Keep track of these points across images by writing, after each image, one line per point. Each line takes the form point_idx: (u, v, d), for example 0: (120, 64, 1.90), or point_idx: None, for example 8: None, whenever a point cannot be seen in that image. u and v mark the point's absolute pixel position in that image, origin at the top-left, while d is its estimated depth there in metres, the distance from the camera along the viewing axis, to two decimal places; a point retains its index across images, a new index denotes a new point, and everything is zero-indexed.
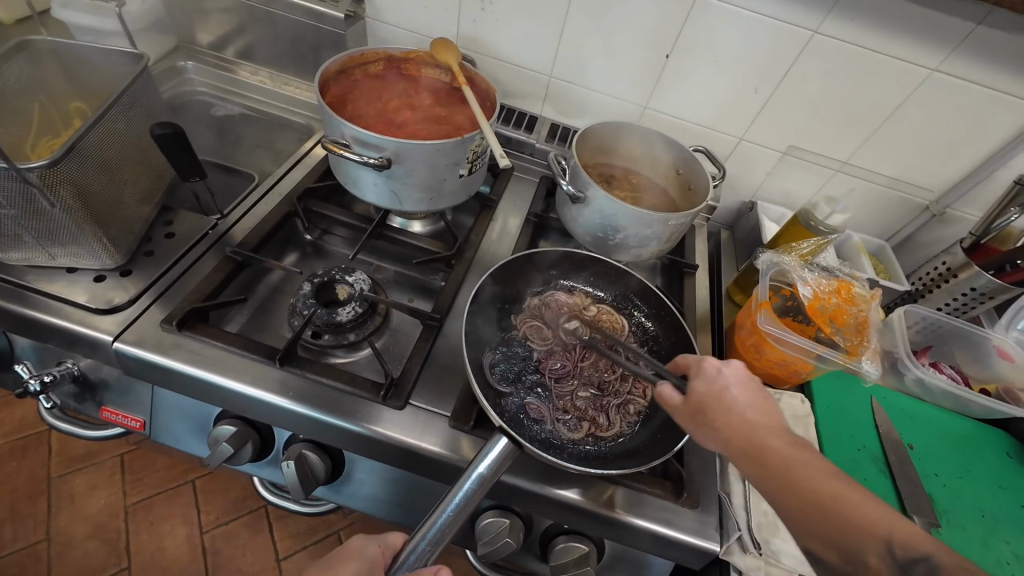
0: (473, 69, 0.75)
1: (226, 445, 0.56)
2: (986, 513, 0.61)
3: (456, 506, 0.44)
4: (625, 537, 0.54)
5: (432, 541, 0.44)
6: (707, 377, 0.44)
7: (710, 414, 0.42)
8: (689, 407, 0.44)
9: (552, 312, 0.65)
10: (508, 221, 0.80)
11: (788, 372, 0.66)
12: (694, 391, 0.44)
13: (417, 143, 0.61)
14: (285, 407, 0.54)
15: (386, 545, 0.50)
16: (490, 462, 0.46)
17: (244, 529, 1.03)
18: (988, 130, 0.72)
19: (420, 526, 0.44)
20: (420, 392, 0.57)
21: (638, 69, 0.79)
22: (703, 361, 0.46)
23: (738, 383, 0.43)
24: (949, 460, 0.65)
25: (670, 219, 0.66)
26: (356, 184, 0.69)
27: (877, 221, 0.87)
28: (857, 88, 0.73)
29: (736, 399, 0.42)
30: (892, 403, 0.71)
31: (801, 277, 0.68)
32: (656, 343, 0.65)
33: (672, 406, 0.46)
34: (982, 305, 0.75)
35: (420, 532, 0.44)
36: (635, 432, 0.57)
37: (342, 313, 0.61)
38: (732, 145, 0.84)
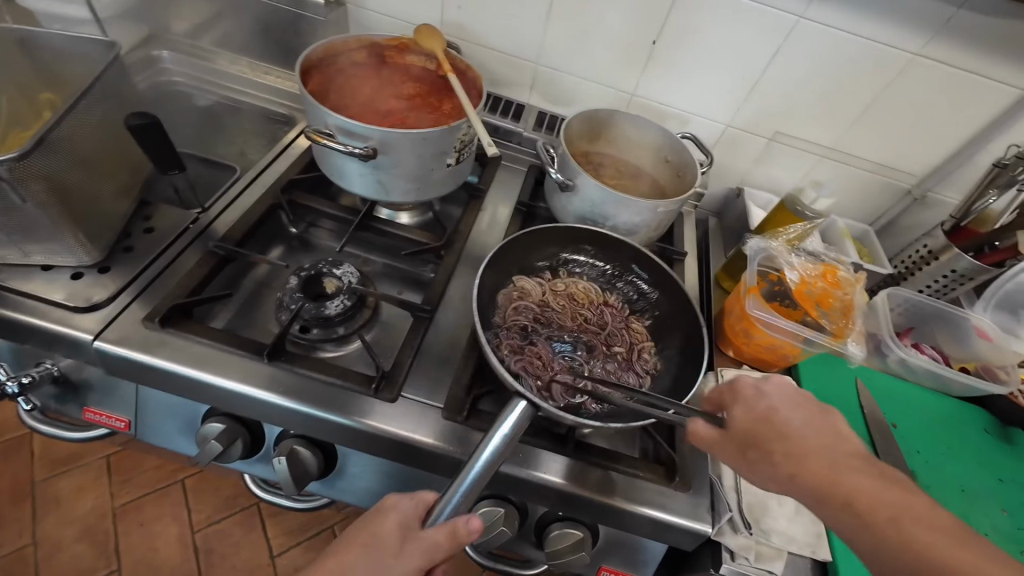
0: (458, 56, 0.73)
1: (215, 442, 0.56)
2: (967, 488, 0.63)
3: (485, 463, 0.43)
4: (621, 522, 0.54)
5: (465, 495, 0.44)
6: (747, 403, 0.44)
7: (762, 443, 0.41)
8: (732, 438, 0.43)
9: (523, 304, 0.62)
10: (496, 210, 0.79)
11: (778, 356, 0.67)
12: (740, 419, 0.43)
13: (403, 133, 0.60)
14: (274, 402, 0.53)
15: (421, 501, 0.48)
16: (511, 427, 0.44)
17: (236, 527, 1.03)
18: (969, 114, 0.73)
19: (453, 481, 0.44)
20: (412, 385, 0.57)
21: (627, 55, 0.78)
22: (739, 386, 0.46)
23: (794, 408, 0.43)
24: (930, 438, 0.67)
25: (658, 206, 0.66)
26: (341, 175, 0.67)
27: (862, 207, 0.88)
28: (840, 71, 0.73)
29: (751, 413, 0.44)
30: (876, 384, 0.72)
31: (788, 262, 0.67)
32: (648, 325, 0.65)
33: (705, 436, 0.44)
34: (962, 287, 0.76)
35: (451, 483, 0.44)
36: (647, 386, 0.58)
37: (330, 307, 0.60)
38: (719, 132, 0.84)
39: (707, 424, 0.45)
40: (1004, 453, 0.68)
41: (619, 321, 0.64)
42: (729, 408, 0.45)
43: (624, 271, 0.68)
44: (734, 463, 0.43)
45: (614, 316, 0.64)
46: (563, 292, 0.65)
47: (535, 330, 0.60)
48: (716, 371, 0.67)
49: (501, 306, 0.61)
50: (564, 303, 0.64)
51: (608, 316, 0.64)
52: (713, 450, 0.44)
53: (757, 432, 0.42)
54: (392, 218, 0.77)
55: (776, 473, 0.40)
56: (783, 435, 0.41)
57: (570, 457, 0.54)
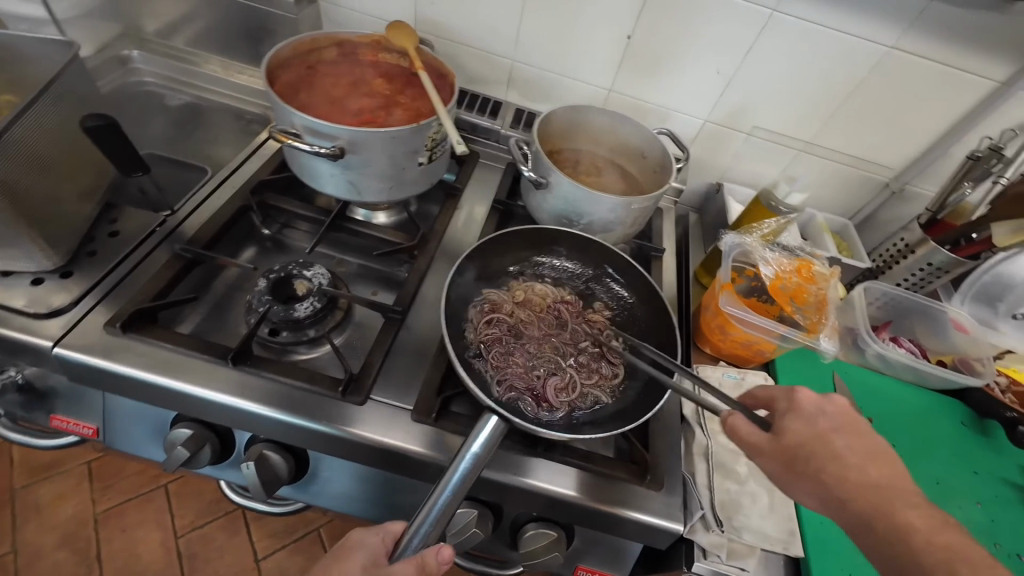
0: (431, 55, 0.73)
1: (182, 449, 0.55)
2: (942, 481, 0.63)
3: (460, 478, 0.44)
4: (594, 522, 0.53)
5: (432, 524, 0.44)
6: (805, 416, 0.43)
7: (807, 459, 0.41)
8: (779, 446, 0.42)
9: (491, 317, 0.61)
10: (473, 209, 0.79)
11: (753, 352, 0.67)
12: (791, 431, 0.42)
13: (371, 132, 0.59)
14: (241, 407, 0.52)
15: (386, 533, 0.49)
16: (484, 440, 0.46)
17: (220, 531, 1.02)
18: (944, 107, 0.73)
19: (419, 511, 0.44)
20: (383, 387, 0.56)
21: (603, 50, 0.78)
22: (797, 398, 0.44)
23: (843, 428, 0.41)
24: (905, 432, 0.67)
25: (633, 203, 0.65)
26: (312, 175, 0.66)
27: (841, 201, 0.88)
28: (816, 64, 0.73)
29: (796, 429, 0.42)
30: (853, 378, 0.72)
31: (763, 257, 0.66)
32: (619, 323, 0.65)
33: (747, 434, 0.44)
34: (939, 280, 0.76)
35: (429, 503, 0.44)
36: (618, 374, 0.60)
37: (299, 309, 0.60)
38: (697, 128, 0.84)
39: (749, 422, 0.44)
40: (981, 446, 0.68)
41: (578, 318, 0.64)
42: (781, 415, 0.44)
43: (595, 276, 0.68)
44: (775, 469, 0.42)
45: (571, 313, 0.64)
46: (524, 300, 0.64)
47: (505, 343, 0.60)
48: (692, 368, 0.66)
49: (472, 322, 0.60)
50: (525, 313, 0.63)
51: (566, 315, 0.64)
52: (755, 452, 0.43)
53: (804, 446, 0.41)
54: (368, 218, 0.77)
55: (819, 489, 0.40)
56: (838, 456, 0.40)
57: (542, 458, 0.53)
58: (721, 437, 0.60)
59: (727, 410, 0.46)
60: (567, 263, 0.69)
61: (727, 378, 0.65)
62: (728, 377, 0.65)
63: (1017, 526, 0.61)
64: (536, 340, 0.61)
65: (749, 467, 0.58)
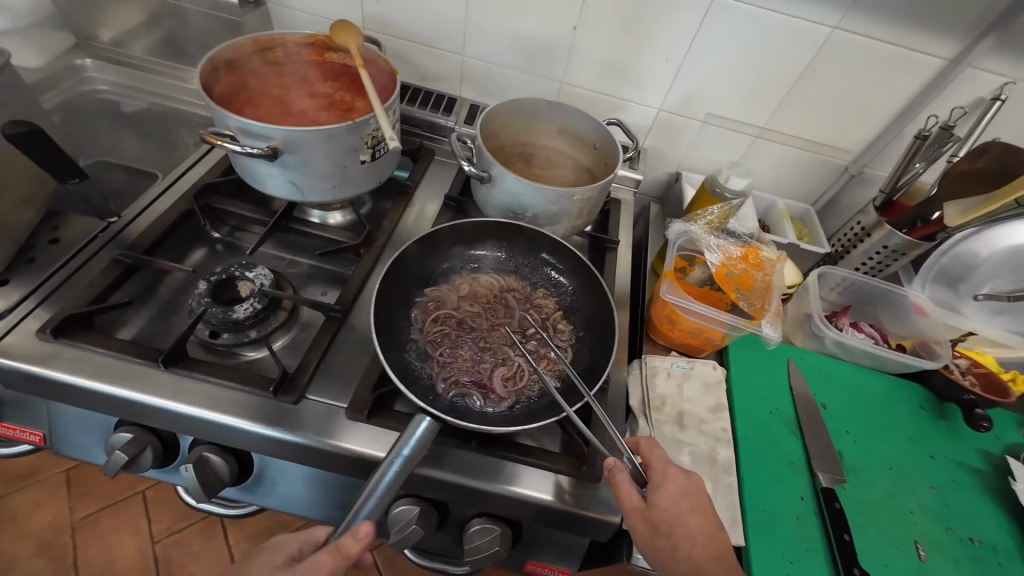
0: (376, 53, 0.72)
1: (120, 452, 0.55)
2: (895, 466, 0.62)
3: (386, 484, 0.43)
4: (532, 517, 0.53)
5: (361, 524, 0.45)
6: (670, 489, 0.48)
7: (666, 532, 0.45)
8: (648, 514, 0.47)
9: (433, 312, 0.60)
10: (425, 206, 0.78)
11: (703, 341, 0.66)
12: (662, 501, 0.47)
13: (305, 130, 0.59)
14: (175, 408, 0.52)
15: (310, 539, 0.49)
16: (416, 440, 0.44)
17: (196, 536, 1.02)
18: (895, 87, 0.72)
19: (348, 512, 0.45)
20: (319, 386, 0.56)
21: (549, 43, 0.77)
22: (669, 472, 0.49)
23: (695, 507, 0.47)
24: (861, 417, 0.66)
25: (574, 194, 0.64)
26: (254, 177, 0.66)
27: (802, 186, 0.87)
28: (763, 48, 0.72)
29: (665, 506, 0.47)
30: (809, 364, 0.71)
31: (709, 245, 0.65)
32: (563, 308, 0.64)
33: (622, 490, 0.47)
34: (896, 263, 0.74)
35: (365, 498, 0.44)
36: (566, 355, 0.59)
37: (239, 311, 0.60)
38: (651, 118, 0.83)
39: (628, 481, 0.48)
40: (937, 430, 0.67)
41: (526, 304, 0.64)
42: (654, 482, 0.49)
43: (534, 263, 0.68)
44: (640, 534, 0.46)
45: (519, 301, 0.64)
46: (469, 293, 0.64)
47: (450, 335, 0.58)
48: (640, 359, 0.65)
49: (416, 320, 0.59)
50: (472, 304, 0.62)
51: (514, 303, 0.63)
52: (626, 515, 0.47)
53: (667, 519, 0.46)
54: (322, 219, 0.77)
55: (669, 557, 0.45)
56: (688, 532, 0.46)
57: (474, 453, 0.52)
58: (664, 428, 0.60)
59: (611, 460, 0.48)
60: (504, 254, 0.68)
61: (676, 367, 0.64)
62: (676, 367, 0.64)
63: (969, 510, 0.60)
64: (483, 330, 0.60)
65: (693, 457, 0.58)
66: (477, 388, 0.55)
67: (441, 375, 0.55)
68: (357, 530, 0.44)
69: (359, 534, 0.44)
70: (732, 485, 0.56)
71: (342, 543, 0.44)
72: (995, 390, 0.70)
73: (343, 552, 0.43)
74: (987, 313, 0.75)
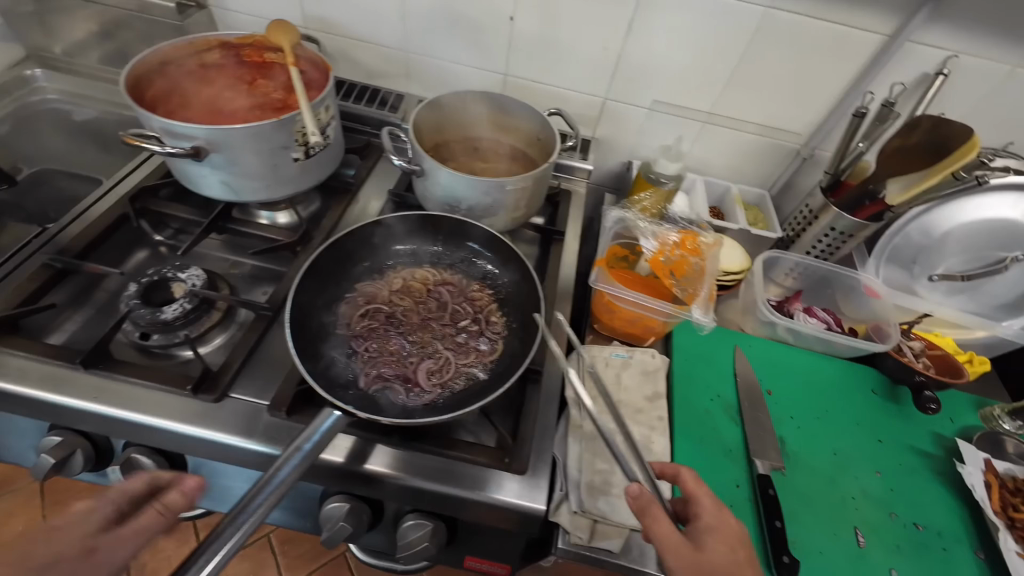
0: (313, 53, 0.73)
1: (46, 456, 0.55)
2: (839, 452, 0.61)
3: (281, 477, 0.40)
4: (458, 511, 0.52)
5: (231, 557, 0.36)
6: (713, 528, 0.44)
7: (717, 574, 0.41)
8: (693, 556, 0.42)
9: (362, 307, 0.60)
10: (368, 205, 0.77)
11: (642, 330, 0.65)
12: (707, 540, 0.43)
13: (227, 129, 0.58)
14: (92, 409, 0.52)
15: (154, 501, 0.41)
16: (320, 436, 0.44)
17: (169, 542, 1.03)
18: (838, 66, 0.70)
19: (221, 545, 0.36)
20: (243, 385, 0.56)
21: (489, 35, 0.77)
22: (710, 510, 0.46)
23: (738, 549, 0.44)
24: (807, 402, 0.65)
25: (506, 184, 0.63)
26: (186, 178, 0.66)
27: (756, 172, 0.85)
28: (700, 30, 0.70)
29: (710, 548, 0.43)
30: (756, 351, 0.70)
31: (645, 231, 0.65)
32: (496, 299, 0.64)
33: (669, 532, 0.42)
34: (847, 245, 0.73)
35: (272, 480, 0.40)
36: (496, 347, 0.59)
37: (168, 311, 0.59)
38: (598, 107, 0.82)
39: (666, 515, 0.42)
40: (888, 414, 0.65)
41: (459, 297, 0.63)
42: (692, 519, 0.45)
43: (467, 254, 0.67)
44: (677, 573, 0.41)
45: (452, 294, 0.63)
46: (401, 287, 0.63)
47: (378, 330, 0.58)
48: (579, 350, 0.65)
49: (344, 316, 0.58)
50: (403, 299, 0.62)
51: (447, 296, 0.63)
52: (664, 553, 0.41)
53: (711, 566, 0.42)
54: (271, 219, 0.76)
55: None
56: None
57: (394, 447, 0.51)
58: (598, 418, 0.59)
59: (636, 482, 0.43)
60: (438, 247, 0.68)
61: (614, 356, 0.63)
62: (614, 356, 0.63)
63: (915, 495, 0.58)
64: (412, 323, 0.59)
65: (625, 447, 0.57)
66: (401, 382, 0.54)
67: (365, 370, 0.54)
68: (183, 483, 0.43)
69: (186, 488, 0.42)
70: (665, 474, 0.55)
71: (165, 496, 0.41)
72: (948, 371, 0.69)
73: (172, 509, 0.41)
74: (943, 293, 0.74)
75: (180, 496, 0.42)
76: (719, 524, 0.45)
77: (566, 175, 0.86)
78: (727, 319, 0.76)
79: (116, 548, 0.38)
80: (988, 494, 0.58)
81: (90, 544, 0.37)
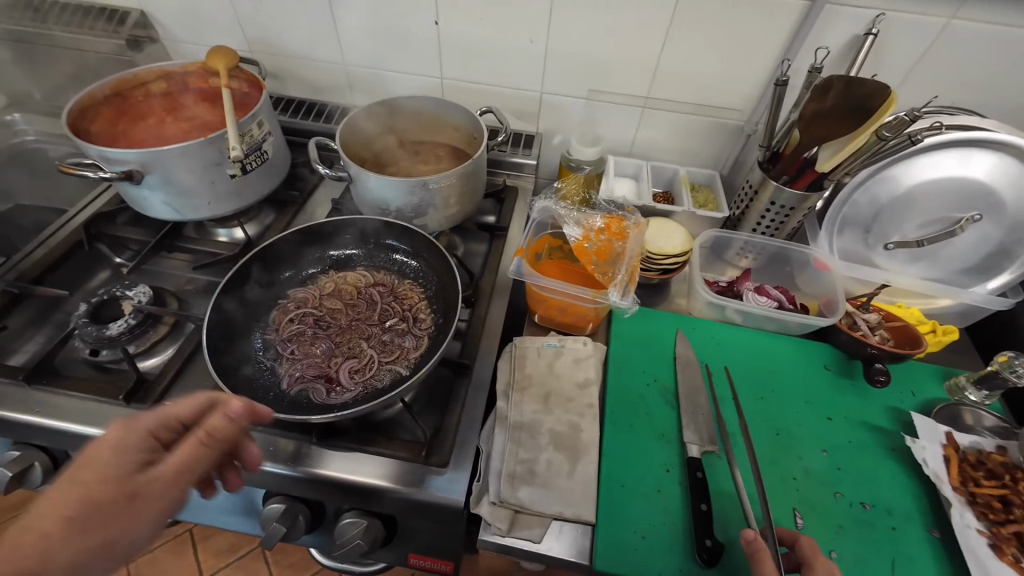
0: (249, 74, 0.75)
1: (4, 470, 0.57)
2: (782, 431, 0.58)
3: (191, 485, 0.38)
4: (379, 505, 0.53)
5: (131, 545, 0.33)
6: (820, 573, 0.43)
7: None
8: None
9: (291, 311, 0.62)
10: (315, 212, 0.81)
11: (574, 318, 0.64)
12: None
13: (156, 150, 0.61)
14: (33, 421, 0.55)
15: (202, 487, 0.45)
16: None
17: (168, 554, 1.07)
18: (765, 36, 0.68)
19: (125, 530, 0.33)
20: (177, 393, 0.58)
21: (419, 41, 0.78)
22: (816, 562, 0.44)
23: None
24: (751, 381, 0.63)
25: (427, 182, 0.63)
26: (134, 202, 0.69)
27: (703, 152, 0.84)
28: (619, 15, 0.70)
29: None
30: (700, 333, 0.68)
31: (570, 220, 0.65)
32: (424, 295, 0.65)
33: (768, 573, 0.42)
34: (790, 218, 0.71)
35: None
36: (420, 343, 0.59)
37: (113, 327, 0.62)
38: (536, 102, 0.83)
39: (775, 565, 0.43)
40: (840, 390, 0.62)
41: (388, 296, 0.64)
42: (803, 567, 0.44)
43: (396, 253, 0.69)
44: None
45: (381, 294, 0.65)
46: (332, 291, 0.65)
47: (305, 333, 0.60)
48: (512, 343, 0.64)
49: (272, 322, 0.60)
50: (333, 302, 0.64)
51: (376, 296, 0.64)
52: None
53: None
54: (229, 235, 0.78)
55: None
56: None
57: (315, 445, 0.53)
58: (527, 408, 0.57)
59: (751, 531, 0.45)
60: (368, 250, 0.70)
61: (546, 347, 0.62)
62: (546, 346, 0.62)
63: (864, 473, 0.55)
64: (340, 325, 0.61)
65: (552, 436, 0.55)
66: (322, 383, 0.55)
67: (288, 373, 0.56)
68: (226, 407, 0.39)
69: (232, 413, 0.39)
70: (591, 462, 0.54)
71: (206, 423, 0.38)
72: (908, 342, 0.64)
73: (217, 438, 0.39)
74: (903, 260, 0.71)
75: (224, 422, 0.39)
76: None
77: (515, 172, 0.86)
78: (675, 303, 0.75)
79: (163, 490, 0.35)
80: (945, 468, 0.54)
81: (132, 495, 0.34)
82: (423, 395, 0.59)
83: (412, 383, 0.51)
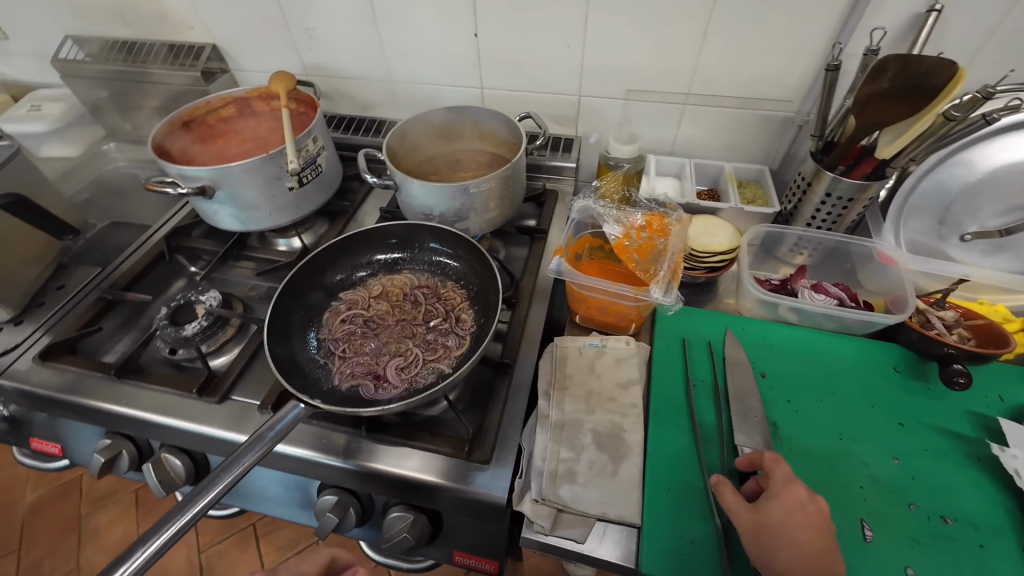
0: (304, 94, 0.81)
1: (99, 455, 0.64)
2: (846, 436, 0.54)
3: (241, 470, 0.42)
4: (424, 498, 0.54)
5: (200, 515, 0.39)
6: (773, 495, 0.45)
7: (775, 539, 0.43)
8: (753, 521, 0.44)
9: (343, 313, 0.65)
10: (364, 220, 0.85)
11: (616, 317, 0.64)
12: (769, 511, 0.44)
13: (225, 167, 0.67)
14: (122, 412, 0.61)
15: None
16: (283, 426, 0.47)
17: (234, 546, 1.13)
18: (813, 22, 0.65)
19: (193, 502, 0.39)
20: (242, 388, 0.63)
21: (459, 54, 0.82)
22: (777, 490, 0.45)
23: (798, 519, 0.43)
24: (809, 383, 0.59)
25: (468, 186, 0.65)
26: (206, 216, 0.76)
27: (751, 147, 0.81)
28: (655, 13, 0.70)
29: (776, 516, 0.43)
30: (751, 332, 0.65)
31: (610, 219, 0.65)
32: (466, 295, 0.66)
33: (733, 508, 0.45)
34: (849, 210, 0.66)
35: (241, 461, 0.43)
36: (462, 342, 0.61)
37: (188, 328, 0.68)
38: (575, 105, 0.84)
39: (738, 495, 0.46)
40: (911, 393, 0.57)
41: (432, 297, 0.67)
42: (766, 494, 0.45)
43: (439, 256, 0.71)
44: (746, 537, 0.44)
45: (425, 295, 0.67)
46: (380, 293, 0.68)
47: (355, 333, 0.63)
48: (552, 343, 0.63)
49: (324, 323, 0.64)
50: (380, 303, 0.67)
51: (421, 298, 0.67)
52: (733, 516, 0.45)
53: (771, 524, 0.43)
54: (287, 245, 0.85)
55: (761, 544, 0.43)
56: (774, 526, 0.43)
57: (365, 440, 0.55)
58: (568, 407, 0.57)
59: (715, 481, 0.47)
60: (413, 254, 0.72)
61: (587, 346, 0.62)
62: (588, 346, 0.62)
63: (942, 483, 0.50)
64: (387, 325, 0.64)
65: (594, 434, 0.55)
66: (371, 380, 0.58)
67: (339, 371, 0.59)
68: None
69: None
70: (636, 462, 0.52)
71: None
72: (993, 343, 0.58)
73: None
74: (980, 252, 0.65)
75: None
76: (789, 492, 0.44)
77: (555, 175, 0.87)
78: (723, 303, 0.72)
79: None
80: None
81: None
82: (466, 394, 0.61)
83: (454, 379, 0.52)
